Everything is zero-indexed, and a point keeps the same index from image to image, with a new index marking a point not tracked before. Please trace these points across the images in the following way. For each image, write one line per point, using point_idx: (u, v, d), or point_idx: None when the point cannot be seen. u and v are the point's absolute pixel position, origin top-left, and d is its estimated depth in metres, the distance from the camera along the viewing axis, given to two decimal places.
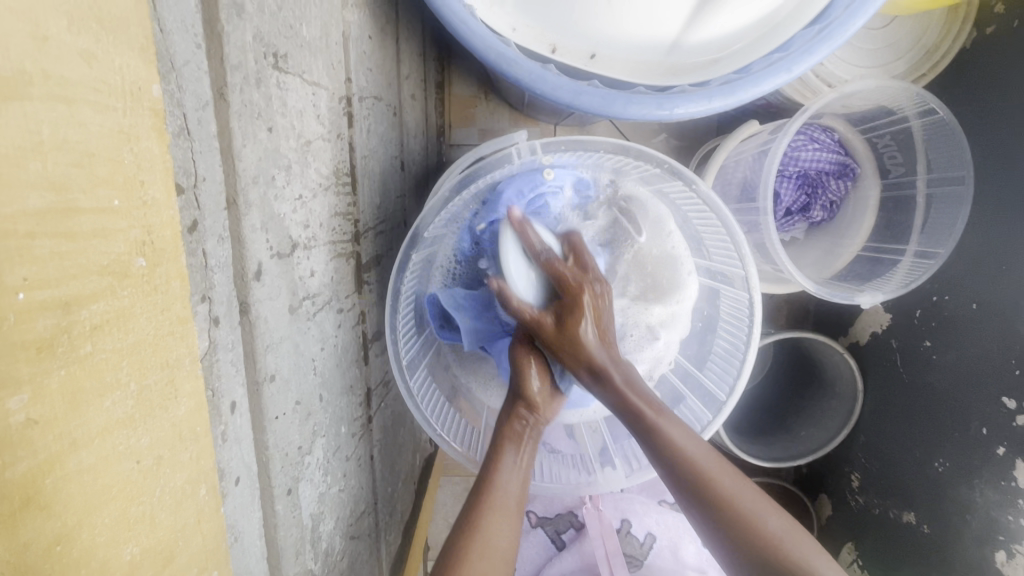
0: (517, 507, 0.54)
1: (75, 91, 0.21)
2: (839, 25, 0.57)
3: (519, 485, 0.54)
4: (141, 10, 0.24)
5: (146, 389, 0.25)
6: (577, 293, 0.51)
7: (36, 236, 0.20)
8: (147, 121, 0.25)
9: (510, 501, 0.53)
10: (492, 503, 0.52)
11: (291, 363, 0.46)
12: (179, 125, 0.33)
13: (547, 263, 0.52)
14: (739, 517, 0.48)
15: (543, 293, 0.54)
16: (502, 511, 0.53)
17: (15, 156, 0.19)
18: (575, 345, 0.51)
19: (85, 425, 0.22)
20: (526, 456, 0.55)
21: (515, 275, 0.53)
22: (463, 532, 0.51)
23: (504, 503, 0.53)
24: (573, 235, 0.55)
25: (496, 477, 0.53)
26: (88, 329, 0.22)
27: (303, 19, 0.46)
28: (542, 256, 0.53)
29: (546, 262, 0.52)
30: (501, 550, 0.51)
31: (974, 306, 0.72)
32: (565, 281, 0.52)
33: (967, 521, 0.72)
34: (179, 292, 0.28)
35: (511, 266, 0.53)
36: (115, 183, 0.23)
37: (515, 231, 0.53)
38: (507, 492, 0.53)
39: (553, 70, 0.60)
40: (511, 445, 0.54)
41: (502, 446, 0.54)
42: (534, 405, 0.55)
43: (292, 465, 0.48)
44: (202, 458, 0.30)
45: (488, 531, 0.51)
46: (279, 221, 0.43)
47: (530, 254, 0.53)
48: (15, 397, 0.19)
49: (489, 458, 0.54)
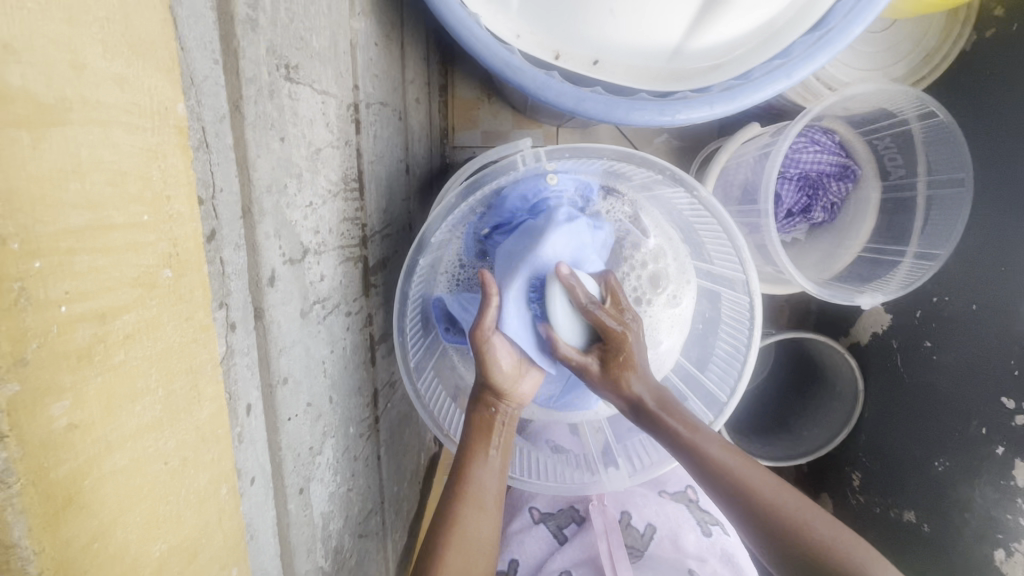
0: (494, 501, 0.56)
1: (108, 114, 0.22)
2: (840, 31, 0.58)
3: (496, 478, 0.56)
4: (167, 34, 0.26)
5: (173, 394, 0.27)
6: (621, 340, 0.53)
7: (77, 252, 0.21)
8: (172, 139, 0.26)
9: (486, 494, 0.55)
10: (468, 498, 0.55)
11: (302, 365, 0.48)
12: (198, 138, 0.34)
13: (591, 315, 0.53)
14: (754, 498, 0.50)
15: (585, 335, 0.55)
16: (478, 504, 0.55)
17: (56, 178, 0.20)
18: (618, 384, 0.54)
19: (118, 429, 0.23)
20: (500, 447, 0.57)
21: (558, 319, 0.54)
22: (443, 526, 0.53)
23: (481, 497, 0.55)
24: (610, 279, 0.55)
25: (472, 471, 0.55)
26: (121, 338, 0.23)
27: (313, 30, 0.47)
28: (588, 308, 0.53)
29: (592, 315, 0.53)
30: (479, 540, 0.54)
31: (973, 307, 0.73)
32: (607, 328, 0.53)
33: (966, 520, 0.73)
34: (201, 300, 0.29)
35: (557, 314, 0.54)
36: (144, 200, 0.24)
37: (561, 284, 0.53)
38: (484, 487, 0.55)
39: (557, 76, 0.61)
40: (483, 437, 0.57)
41: (473, 438, 0.56)
42: (502, 394, 0.57)
43: (304, 465, 0.49)
44: (222, 461, 0.32)
45: (465, 525, 0.54)
46: (291, 228, 0.44)
47: (575, 304, 0.53)
48: (57, 404, 0.20)
49: (462, 452, 0.56)
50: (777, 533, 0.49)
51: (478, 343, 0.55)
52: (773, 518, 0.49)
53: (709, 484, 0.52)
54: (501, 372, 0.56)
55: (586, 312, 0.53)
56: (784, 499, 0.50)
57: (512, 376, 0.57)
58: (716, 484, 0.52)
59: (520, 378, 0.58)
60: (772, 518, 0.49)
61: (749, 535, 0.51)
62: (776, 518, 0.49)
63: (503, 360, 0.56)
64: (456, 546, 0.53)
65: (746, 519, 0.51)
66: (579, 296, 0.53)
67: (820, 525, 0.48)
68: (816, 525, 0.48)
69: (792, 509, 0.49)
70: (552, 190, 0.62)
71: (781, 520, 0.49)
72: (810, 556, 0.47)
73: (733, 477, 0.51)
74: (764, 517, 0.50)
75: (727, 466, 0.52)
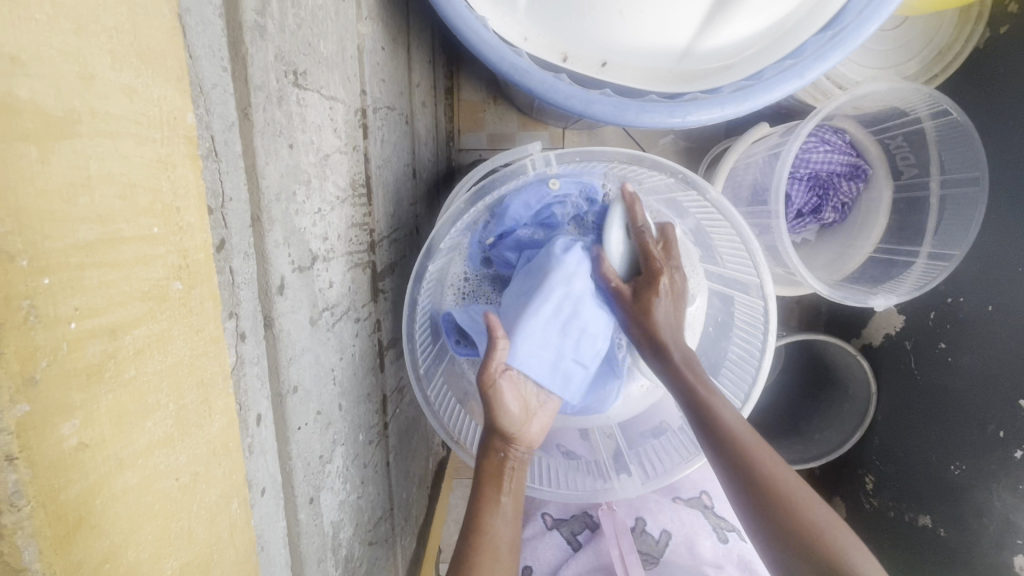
0: (509, 551, 0.54)
1: (117, 125, 0.22)
2: (853, 30, 0.57)
3: (509, 525, 0.55)
4: (175, 44, 0.25)
5: (184, 409, 0.26)
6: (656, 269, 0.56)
7: (86, 267, 0.20)
8: (181, 149, 0.26)
9: (501, 544, 0.53)
10: (481, 547, 0.52)
11: (312, 374, 0.47)
12: (208, 147, 0.34)
13: (640, 239, 0.58)
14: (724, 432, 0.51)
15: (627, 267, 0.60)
16: (493, 552, 0.52)
17: (65, 192, 0.19)
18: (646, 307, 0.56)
19: (129, 446, 0.23)
20: (510, 492, 0.56)
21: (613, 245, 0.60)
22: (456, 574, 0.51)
23: (494, 543, 0.53)
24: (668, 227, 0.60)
25: (484, 516, 0.54)
26: (132, 353, 0.23)
27: (320, 36, 0.47)
28: (641, 232, 0.58)
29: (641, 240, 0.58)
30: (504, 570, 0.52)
31: (989, 308, 0.72)
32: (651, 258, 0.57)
33: (986, 525, 0.71)
34: (211, 311, 0.29)
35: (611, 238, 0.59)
36: (154, 211, 0.24)
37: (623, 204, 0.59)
38: (495, 531, 0.53)
39: (566, 78, 0.61)
40: (494, 481, 0.55)
41: (485, 484, 0.55)
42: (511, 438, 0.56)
43: (314, 474, 0.49)
44: (234, 474, 0.32)
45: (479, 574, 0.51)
46: (300, 235, 0.44)
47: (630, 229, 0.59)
48: (68, 422, 0.20)
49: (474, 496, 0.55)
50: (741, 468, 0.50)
51: (486, 387, 0.54)
52: (736, 452, 0.50)
53: (714, 454, 0.52)
54: (509, 414, 0.55)
55: (638, 235, 0.58)
56: (751, 438, 0.51)
57: (518, 420, 0.55)
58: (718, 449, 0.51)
59: (529, 420, 0.57)
60: (738, 454, 0.50)
61: (720, 468, 0.52)
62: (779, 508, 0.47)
63: (512, 401, 0.55)
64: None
65: (717, 453, 0.52)
66: (636, 216, 0.58)
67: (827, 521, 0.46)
68: (827, 523, 0.46)
69: (758, 449, 0.50)
70: (555, 195, 0.59)
71: (747, 456, 0.50)
72: (794, 533, 0.46)
73: (736, 439, 0.51)
74: (739, 462, 0.50)
75: (726, 423, 0.52)
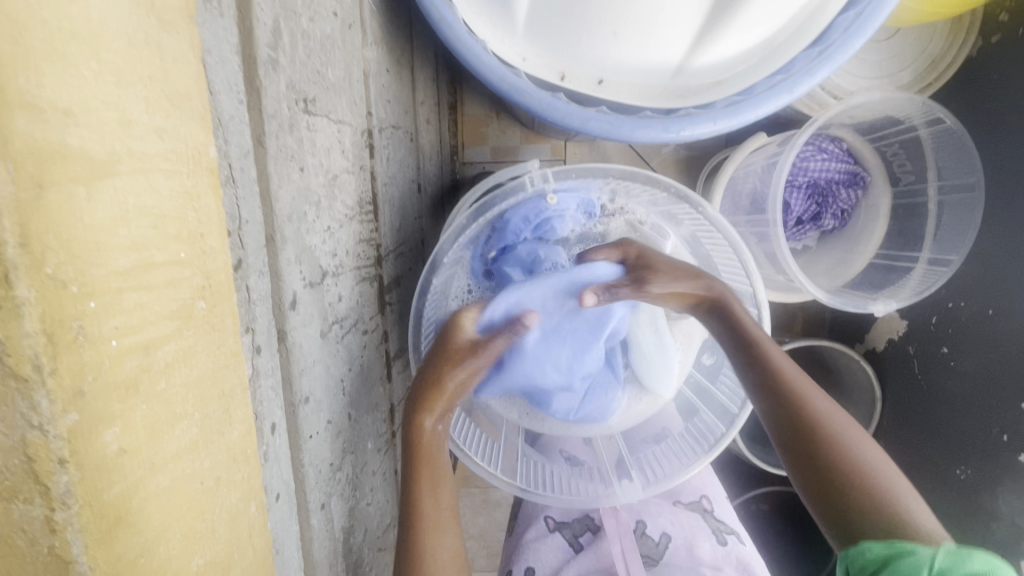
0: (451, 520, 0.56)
1: (150, 162, 0.24)
2: (840, 46, 0.60)
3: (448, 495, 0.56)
4: (200, 86, 0.28)
5: (207, 418, 0.29)
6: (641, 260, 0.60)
7: (124, 290, 0.23)
8: (205, 180, 0.28)
9: (443, 516, 0.55)
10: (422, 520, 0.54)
11: (322, 384, 0.50)
12: (226, 174, 0.36)
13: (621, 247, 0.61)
14: (771, 370, 0.55)
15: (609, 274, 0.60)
16: (435, 524, 0.54)
17: (108, 226, 0.22)
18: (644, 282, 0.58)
19: (161, 451, 0.25)
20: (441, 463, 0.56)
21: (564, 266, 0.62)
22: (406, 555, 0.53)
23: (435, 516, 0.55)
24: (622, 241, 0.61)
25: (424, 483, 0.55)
26: (163, 367, 0.25)
27: (328, 64, 0.50)
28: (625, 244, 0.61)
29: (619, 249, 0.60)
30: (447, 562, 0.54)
31: (990, 312, 0.73)
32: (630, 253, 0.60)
33: (990, 527, 0.72)
34: (232, 327, 0.31)
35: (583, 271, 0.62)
36: (182, 238, 0.26)
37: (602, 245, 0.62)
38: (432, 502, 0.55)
39: (562, 96, 0.64)
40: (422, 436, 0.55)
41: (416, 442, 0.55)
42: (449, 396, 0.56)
43: (325, 481, 0.51)
44: (252, 479, 0.34)
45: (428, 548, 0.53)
46: (311, 252, 0.47)
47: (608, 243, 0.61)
48: (109, 430, 0.22)
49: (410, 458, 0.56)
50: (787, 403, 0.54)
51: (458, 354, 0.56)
52: (784, 388, 0.54)
53: (759, 392, 0.56)
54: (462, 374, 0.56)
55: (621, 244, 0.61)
56: (797, 376, 0.55)
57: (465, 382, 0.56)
58: (765, 386, 0.55)
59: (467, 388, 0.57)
60: (785, 390, 0.54)
61: (764, 406, 0.56)
62: (842, 472, 0.50)
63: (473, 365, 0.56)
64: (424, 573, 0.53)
65: (763, 390, 0.55)
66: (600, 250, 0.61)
67: (881, 464, 0.51)
68: (872, 456, 0.51)
69: (803, 386, 0.55)
70: (553, 209, 0.61)
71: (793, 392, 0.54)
72: (837, 462, 0.51)
73: (784, 377, 0.55)
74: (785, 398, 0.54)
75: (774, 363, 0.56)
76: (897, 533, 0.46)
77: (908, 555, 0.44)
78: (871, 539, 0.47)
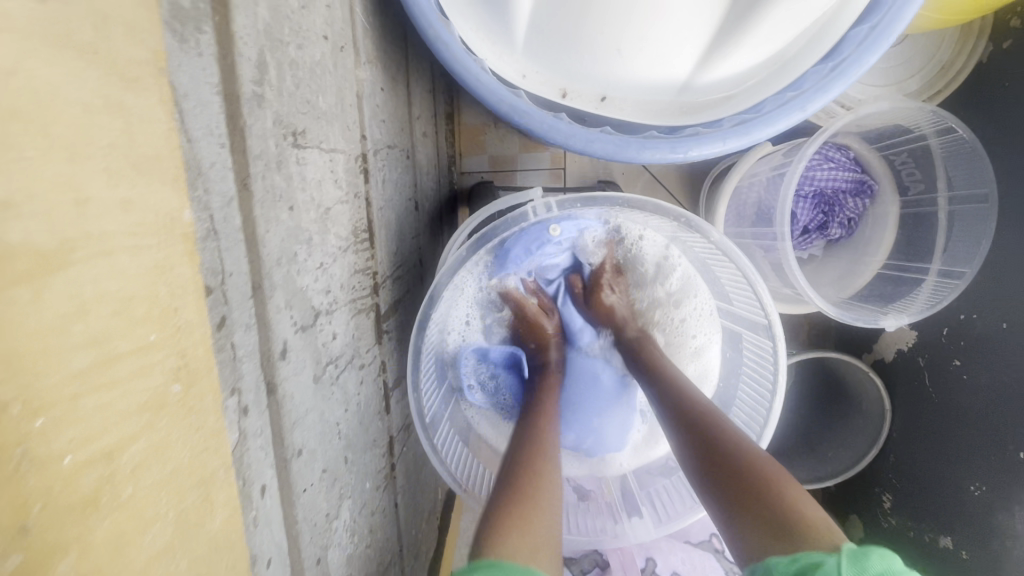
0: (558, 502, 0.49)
1: (113, 243, 0.22)
2: (855, 61, 0.56)
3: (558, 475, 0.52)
4: (172, 144, 0.25)
5: (184, 512, 0.26)
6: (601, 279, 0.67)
7: (80, 395, 0.21)
8: (179, 248, 0.26)
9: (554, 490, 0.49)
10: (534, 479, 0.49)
11: (316, 433, 0.47)
12: (207, 227, 0.33)
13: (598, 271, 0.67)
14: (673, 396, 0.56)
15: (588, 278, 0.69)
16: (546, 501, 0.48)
17: (58, 326, 0.20)
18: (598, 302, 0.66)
19: (129, 565, 0.23)
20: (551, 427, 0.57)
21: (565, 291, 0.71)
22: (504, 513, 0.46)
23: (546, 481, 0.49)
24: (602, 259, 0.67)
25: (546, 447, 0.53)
26: (129, 471, 0.23)
27: (319, 91, 0.47)
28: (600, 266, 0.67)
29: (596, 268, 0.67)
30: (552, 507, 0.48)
31: (1003, 325, 0.70)
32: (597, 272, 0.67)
33: (1008, 549, 0.69)
34: (212, 404, 0.29)
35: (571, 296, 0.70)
36: (152, 318, 0.24)
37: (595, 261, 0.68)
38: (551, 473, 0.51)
39: (565, 116, 0.61)
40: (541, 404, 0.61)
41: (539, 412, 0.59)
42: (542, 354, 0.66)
43: (320, 534, 0.48)
44: (236, 563, 0.32)
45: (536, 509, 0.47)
46: (302, 294, 0.44)
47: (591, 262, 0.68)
48: (63, 560, 0.20)
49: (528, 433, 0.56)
50: (689, 426, 0.52)
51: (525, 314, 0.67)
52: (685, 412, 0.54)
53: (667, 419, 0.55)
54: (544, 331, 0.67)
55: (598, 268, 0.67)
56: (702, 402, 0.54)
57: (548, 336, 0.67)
58: (671, 412, 0.55)
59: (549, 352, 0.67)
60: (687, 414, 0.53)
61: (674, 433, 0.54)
62: (747, 497, 0.45)
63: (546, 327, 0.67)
64: (526, 529, 0.44)
65: (669, 416, 0.55)
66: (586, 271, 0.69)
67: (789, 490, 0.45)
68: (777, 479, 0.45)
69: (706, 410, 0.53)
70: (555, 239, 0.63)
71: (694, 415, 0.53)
72: (737, 487, 0.46)
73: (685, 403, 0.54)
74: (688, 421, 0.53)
75: (682, 390, 0.56)
76: (803, 545, 0.40)
77: (817, 568, 0.38)
78: (775, 556, 0.41)
